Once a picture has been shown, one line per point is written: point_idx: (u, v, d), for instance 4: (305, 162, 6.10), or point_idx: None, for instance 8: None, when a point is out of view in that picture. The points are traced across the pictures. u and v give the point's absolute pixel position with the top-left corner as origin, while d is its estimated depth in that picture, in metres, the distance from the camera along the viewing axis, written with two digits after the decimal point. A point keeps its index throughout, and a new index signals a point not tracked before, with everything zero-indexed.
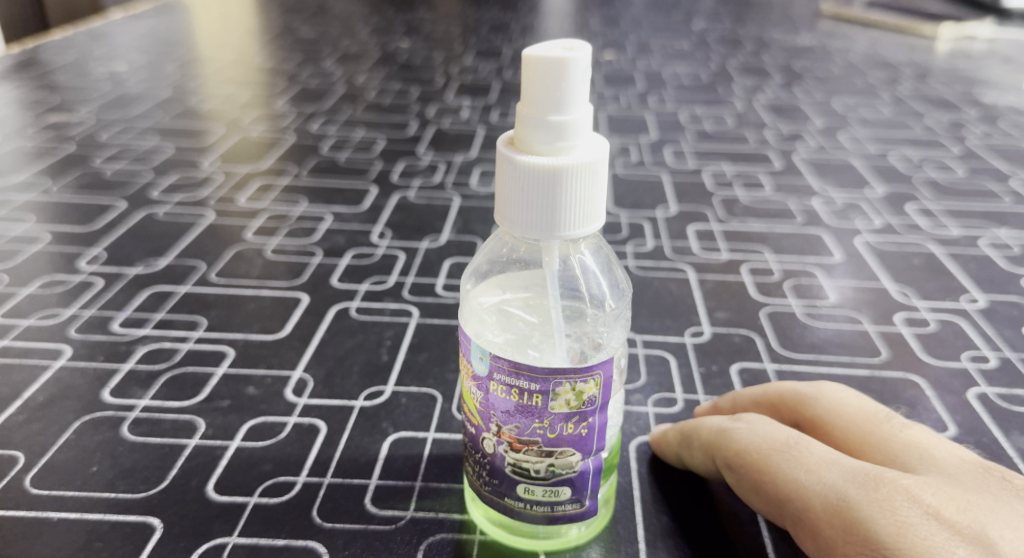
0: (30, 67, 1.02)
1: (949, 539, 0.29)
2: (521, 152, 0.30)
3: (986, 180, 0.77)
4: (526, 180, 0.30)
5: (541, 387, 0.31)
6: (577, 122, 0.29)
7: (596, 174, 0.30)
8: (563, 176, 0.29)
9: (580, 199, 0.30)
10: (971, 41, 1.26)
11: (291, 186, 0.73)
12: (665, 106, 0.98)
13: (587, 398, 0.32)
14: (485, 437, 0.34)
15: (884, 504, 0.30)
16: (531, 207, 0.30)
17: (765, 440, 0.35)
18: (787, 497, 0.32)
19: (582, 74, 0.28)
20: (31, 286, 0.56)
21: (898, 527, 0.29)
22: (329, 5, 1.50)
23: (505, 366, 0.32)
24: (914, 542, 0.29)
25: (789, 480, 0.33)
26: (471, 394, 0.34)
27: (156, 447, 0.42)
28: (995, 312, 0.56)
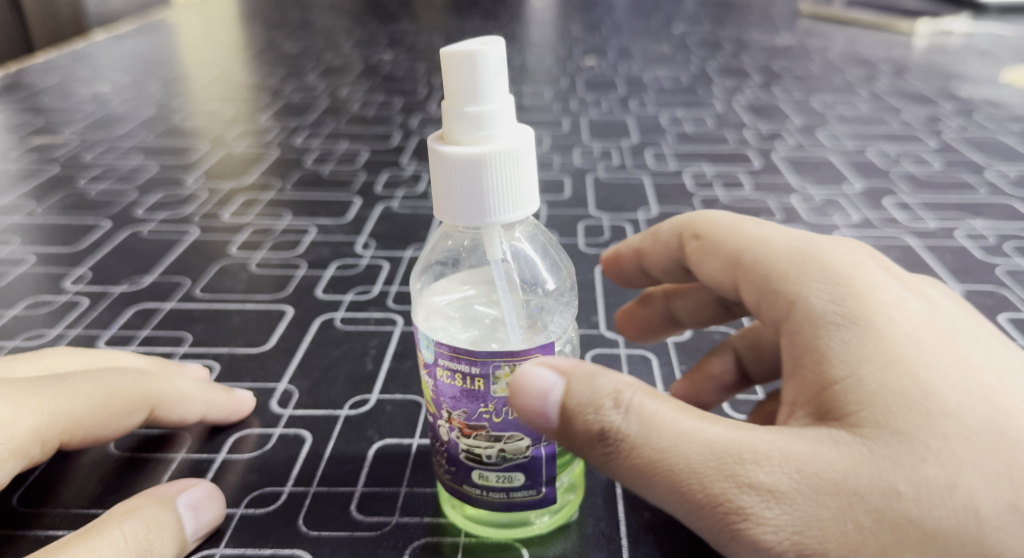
0: (15, 90, 1.02)
1: (891, 286, 0.32)
2: (445, 146, 0.31)
3: (962, 173, 0.78)
4: (454, 170, 0.30)
5: (481, 369, 0.32)
6: (495, 111, 0.30)
7: (519, 160, 0.31)
8: (486, 163, 0.30)
9: (504, 185, 0.31)
10: (948, 35, 1.27)
11: (275, 200, 0.73)
12: (646, 109, 0.99)
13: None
14: (440, 424, 0.35)
15: (837, 249, 0.34)
16: (461, 197, 0.31)
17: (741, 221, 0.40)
18: (748, 247, 0.38)
19: (496, 65, 0.29)
20: (17, 307, 0.56)
21: (843, 263, 0.33)
22: (312, 20, 1.51)
23: (446, 351, 0.32)
24: (860, 273, 0.32)
25: (754, 238, 0.38)
26: (425, 384, 0.35)
27: (144, 461, 0.43)
28: (970, 301, 0.57)
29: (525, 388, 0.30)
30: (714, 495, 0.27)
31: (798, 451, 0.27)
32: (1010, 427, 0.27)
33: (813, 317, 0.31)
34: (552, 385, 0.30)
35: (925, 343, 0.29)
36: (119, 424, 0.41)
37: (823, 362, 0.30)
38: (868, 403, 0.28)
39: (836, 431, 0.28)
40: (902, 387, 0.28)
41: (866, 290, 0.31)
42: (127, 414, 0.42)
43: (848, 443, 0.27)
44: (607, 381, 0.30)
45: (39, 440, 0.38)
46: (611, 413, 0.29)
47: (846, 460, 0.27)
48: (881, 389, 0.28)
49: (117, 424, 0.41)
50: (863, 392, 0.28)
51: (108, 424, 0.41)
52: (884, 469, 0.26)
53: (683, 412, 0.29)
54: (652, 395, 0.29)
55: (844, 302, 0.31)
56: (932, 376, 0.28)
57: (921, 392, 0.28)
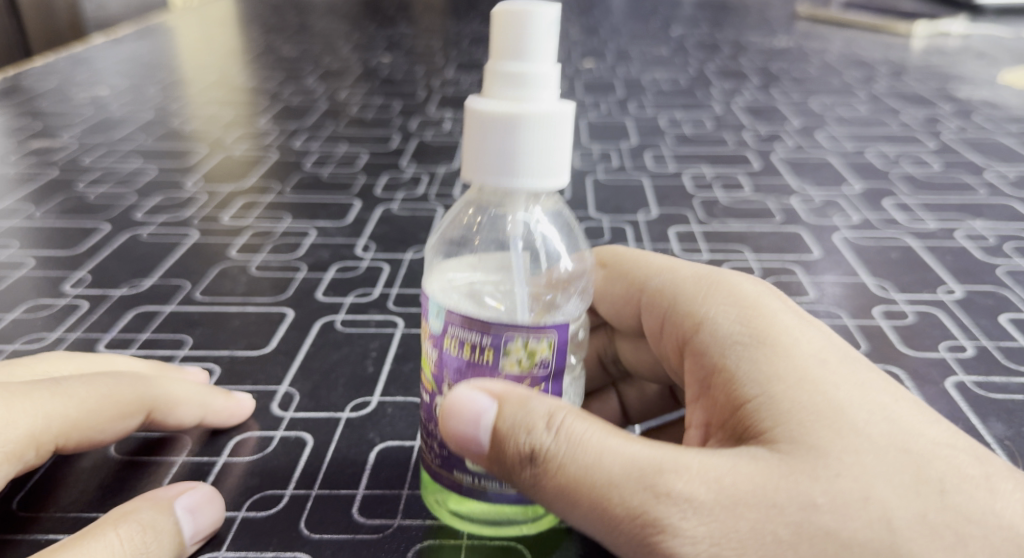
0: (13, 94, 1.02)
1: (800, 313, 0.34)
2: (483, 99, 0.31)
3: (962, 173, 0.78)
4: (488, 126, 0.30)
5: (493, 341, 0.31)
6: (542, 72, 0.30)
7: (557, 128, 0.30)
8: (522, 124, 0.30)
9: (538, 149, 0.30)
10: (945, 37, 1.28)
11: (274, 203, 0.73)
12: (645, 111, 0.99)
13: (540, 360, 0.32)
14: (438, 402, 0.34)
15: (742, 279, 0.36)
16: (495, 153, 0.30)
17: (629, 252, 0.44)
18: (653, 276, 0.40)
19: (547, 27, 0.29)
20: (16, 311, 0.56)
21: (743, 287, 0.35)
22: (310, 23, 1.51)
23: (457, 319, 0.32)
24: (765, 300, 0.34)
25: (661, 267, 0.41)
26: (427, 356, 0.34)
27: (145, 465, 0.43)
28: (972, 302, 0.57)
29: (461, 412, 0.30)
30: (635, 508, 0.27)
31: (718, 466, 0.28)
32: (909, 442, 0.28)
33: (721, 343, 0.33)
34: (486, 407, 0.30)
35: (832, 364, 0.31)
36: (115, 428, 0.41)
37: (733, 389, 0.31)
38: (780, 421, 0.29)
39: (754, 450, 0.28)
40: (813, 407, 0.29)
41: (772, 315, 0.33)
42: (125, 418, 0.41)
43: (763, 460, 0.28)
44: (540, 403, 0.30)
45: (34, 445, 0.37)
46: (541, 436, 0.29)
47: (763, 473, 0.27)
48: (791, 407, 0.29)
49: (115, 427, 0.41)
50: (776, 413, 0.29)
51: (106, 428, 0.41)
52: (800, 482, 0.27)
53: (606, 428, 0.29)
54: (583, 416, 0.29)
55: (751, 323, 0.33)
56: (839, 395, 0.29)
57: (830, 408, 0.29)
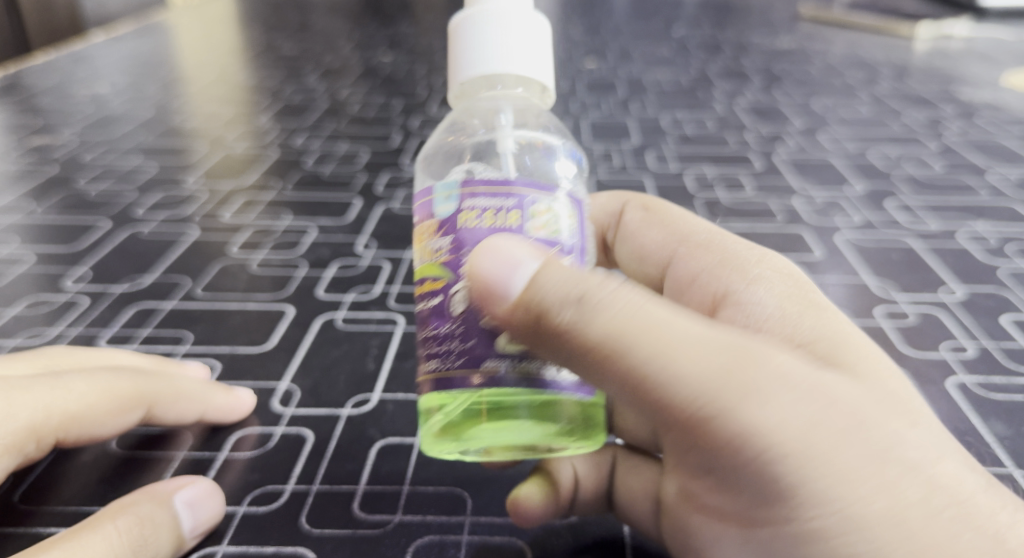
0: (13, 91, 1.02)
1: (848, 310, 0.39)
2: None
3: (964, 175, 0.78)
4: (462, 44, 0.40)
5: (519, 200, 0.34)
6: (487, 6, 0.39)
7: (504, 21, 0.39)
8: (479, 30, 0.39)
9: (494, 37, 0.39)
10: (948, 40, 1.27)
11: (275, 200, 0.73)
12: (647, 111, 0.99)
13: (561, 231, 0.35)
14: (455, 291, 0.34)
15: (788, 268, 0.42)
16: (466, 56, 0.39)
17: (671, 208, 0.48)
18: (698, 236, 0.45)
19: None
20: (17, 307, 0.56)
21: (794, 268, 0.41)
22: (312, 22, 1.51)
23: (478, 189, 0.34)
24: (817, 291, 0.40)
25: (711, 229, 0.45)
26: (434, 256, 0.35)
27: (144, 460, 0.43)
28: (973, 303, 0.57)
29: (499, 249, 0.32)
30: (721, 365, 0.29)
31: (807, 369, 0.30)
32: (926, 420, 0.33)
33: (785, 302, 0.38)
34: (530, 260, 0.32)
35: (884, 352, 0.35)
36: (114, 422, 0.41)
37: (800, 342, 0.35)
38: (844, 367, 0.33)
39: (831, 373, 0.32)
40: (872, 367, 0.34)
41: (827, 299, 0.39)
42: (122, 412, 0.41)
43: (840, 380, 0.31)
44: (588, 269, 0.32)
45: (34, 437, 0.38)
46: (602, 289, 0.31)
47: (840, 390, 0.30)
48: (853, 362, 0.34)
49: (113, 421, 0.41)
50: (840, 362, 0.34)
51: (104, 422, 0.41)
52: (873, 412, 0.30)
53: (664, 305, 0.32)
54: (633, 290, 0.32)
55: (804, 299, 0.38)
56: (883, 365, 0.34)
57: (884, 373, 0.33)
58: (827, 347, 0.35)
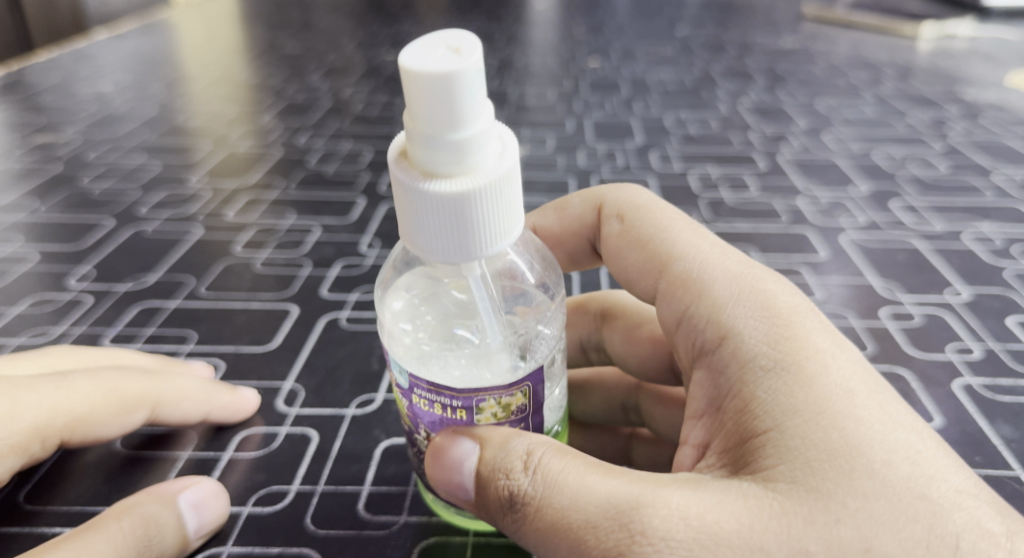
0: (16, 89, 1.02)
1: (828, 331, 0.34)
2: (414, 60, 0.27)
3: (969, 176, 0.78)
4: (431, 208, 0.30)
5: (464, 402, 0.33)
6: (478, 136, 0.29)
7: (504, 188, 0.31)
8: (473, 198, 0.30)
9: (491, 215, 0.31)
10: (952, 40, 1.27)
11: (279, 199, 0.73)
12: (650, 111, 0.99)
13: (516, 408, 0.34)
14: (418, 436, 0.37)
15: (774, 283, 0.36)
16: (441, 233, 0.31)
17: (653, 213, 0.42)
18: (677, 259, 0.39)
19: (471, 85, 0.27)
20: (21, 305, 0.56)
21: (776, 299, 0.35)
22: (314, 21, 1.51)
23: (425, 386, 0.33)
24: (799, 317, 0.34)
25: (688, 250, 0.39)
26: (400, 400, 0.36)
27: (149, 460, 0.42)
28: (979, 304, 0.56)
29: (443, 456, 0.34)
30: (613, 546, 0.29)
31: (701, 504, 0.30)
32: (931, 488, 0.29)
33: (743, 360, 0.34)
34: (469, 452, 0.34)
35: (859, 398, 0.31)
36: (119, 423, 0.41)
37: (748, 418, 0.32)
38: (784, 459, 0.30)
39: (749, 486, 0.30)
40: (829, 443, 0.30)
41: (804, 334, 0.34)
42: (127, 412, 0.41)
43: (757, 496, 0.30)
44: (521, 441, 0.33)
45: (38, 438, 0.38)
46: (521, 478, 0.32)
47: (749, 513, 0.29)
48: (802, 444, 0.30)
49: (118, 421, 0.41)
50: (788, 444, 0.31)
51: (109, 423, 0.41)
52: (794, 527, 0.28)
53: (593, 468, 0.32)
54: (560, 453, 0.33)
55: (779, 346, 0.33)
56: (858, 429, 0.30)
57: (848, 447, 0.30)
58: (785, 419, 0.31)
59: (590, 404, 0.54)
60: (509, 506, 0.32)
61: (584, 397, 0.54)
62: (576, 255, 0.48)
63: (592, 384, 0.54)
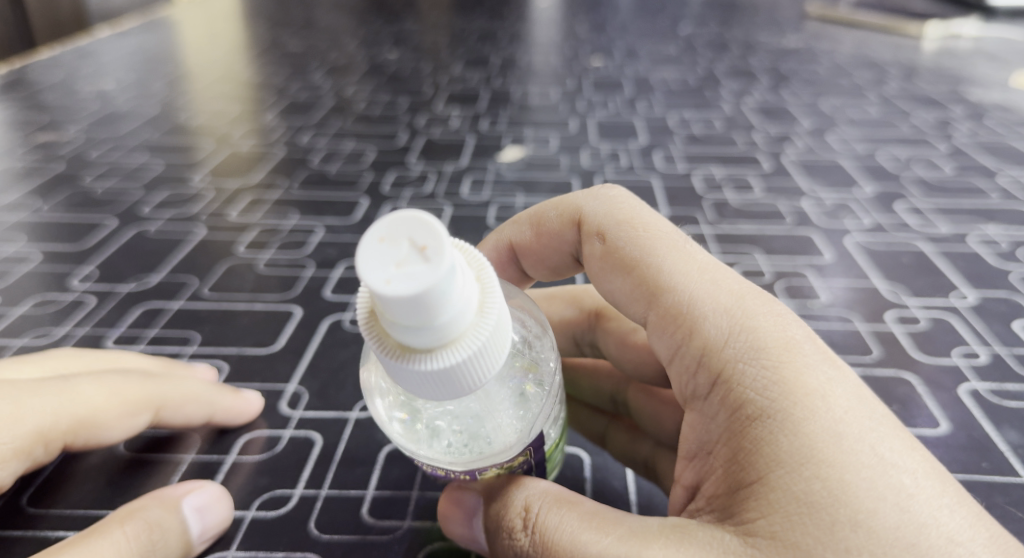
0: (19, 87, 1.02)
1: (821, 363, 0.33)
2: (379, 274, 0.25)
3: (974, 177, 0.77)
4: (420, 381, 0.29)
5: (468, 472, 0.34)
6: (456, 313, 0.27)
7: (491, 340, 0.29)
8: (463, 365, 0.28)
9: (483, 368, 0.29)
10: (956, 40, 1.26)
11: (281, 199, 0.73)
12: (654, 110, 0.99)
13: (516, 464, 0.35)
14: None
15: (765, 315, 0.34)
16: (434, 393, 0.30)
17: (640, 226, 0.39)
18: (665, 290, 0.36)
19: (442, 279, 0.26)
20: (24, 306, 0.56)
21: (764, 337, 0.33)
22: (317, 18, 1.51)
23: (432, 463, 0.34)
24: (789, 354, 0.33)
25: (677, 279, 0.36)
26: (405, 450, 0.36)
27: (154, 463, 0.42)
28: (985, 308, 0.56)
29: (454, 510, 0.37)
30: None
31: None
32: (921, 538, 0.28)
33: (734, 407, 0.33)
34: (477, 505, 0.36)
35: (849, 442, 0.30)
36: (123, 426, 0.41)
37: (738, 468, 0.32)
38: (766, 514, 0.30)
39: (732, 540, 0.30)
40: (812, 495, 0.29)
41: (794, 375, 0.32)
42: (131, 416, 0.41)
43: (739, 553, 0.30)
44: (521, 495, 0.35)
45: (42, 442, 0.38)
46: (521, 535, 0.33)
47: None
48: (786, 499, 0.30)
49: (121, 425, 0.41)
50: (772, 497, 0.30)
51: (113, 426, 0.41)
52: None
53: (586, 522, 0.33)
54: (557, 507, 0.34)
55: (768, 392, 0.32)
56: (844, 479, 0.29)
57: (831, 499, 0.29)
58: (770, 471, 0.31)
59: (580, 390, 0.55)
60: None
61: (578, 383, 0.55)
62: (561, 265, 0.46)
63: (584, 373, 0.54)
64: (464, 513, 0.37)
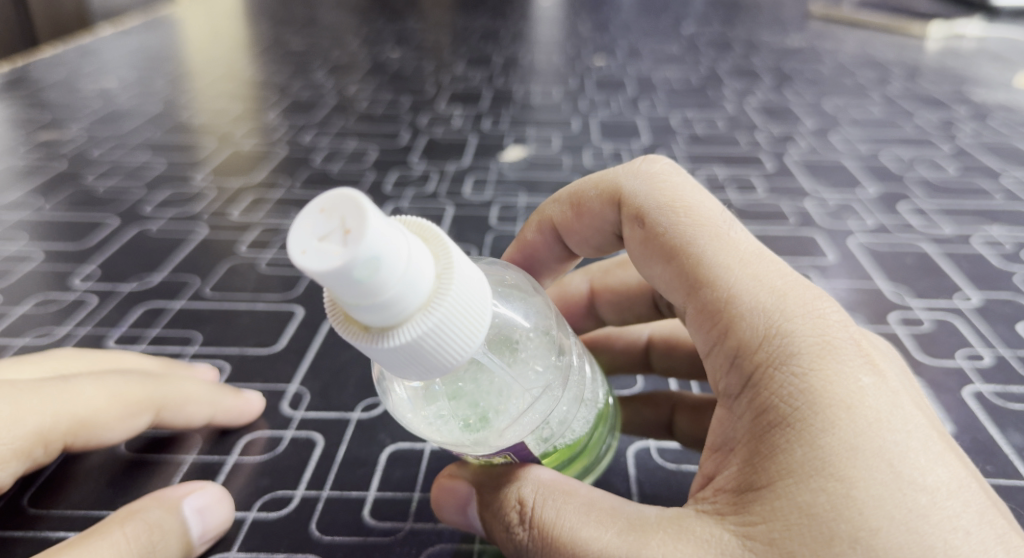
0: (21, 85, 1.02)
1: (855, 371, 0.31)
2: (307, 255, 0.24)
3: (978, 178, 0.77)
4: (374, 356, 0.29)
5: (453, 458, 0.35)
6: (399, 295, 0.26)
7: (441, 321, 0.28)
8: (411, 345, 0.28)
9: (437, 347, 0.29)
10: (960, 40, 1.26)
11: (283, 199, 0.73)
12: (656, 110, 0.98)
13: (501, 460, 0.35)
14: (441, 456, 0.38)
15: (804, 317, 0.33)
16: (394, 367, 0.29)
17: (685, 212, 0.38)
18: (703, 284, 0.36)
19: (370, 263, 0.24)
20: (26, 305, 0.56)
21: (797, 342, 0.32)
22: (318, 16, 1.51)
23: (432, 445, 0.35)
24: (822, 361, 0.31)
25: (718, 276, 0.35)
26: None
27: (155, 464, 0.42)
28: (989, 310, 0.56)
29: (450, 495, 0.37)
30: None
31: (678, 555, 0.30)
32: None
33: (759, 409, 0.32)
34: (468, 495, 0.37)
35: (866, 458, 0.29)
36: (123, 426, 0.41)
37: (751, 469, 0.32)
38: (768, 519, 0.30)
39: (727, 537, 0.30)
40: (815, 507, 0.29)
41: (821, 382, 0.31)
42: (131, 416, 0.41)
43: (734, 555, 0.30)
44: (514, 488, 0.34)
45: (42, 442, 0.38)
46: (518, 529, 0.34)
47: None
48: (789, 508, 0.29)
49: (121, 425, 0.41)
50: (777, 504, 0.30)
51: (113, 427, 0.41)
52: None
53: (586, 515, 0.33)
54: (554, 500, 0.33)
55: (791, 399, 0.31)
56: (852, 495, 0.29)
57: (834, 513, 0.28)
58: (780, 479, 0.30)
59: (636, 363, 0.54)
60: (511, 549, 0.34)
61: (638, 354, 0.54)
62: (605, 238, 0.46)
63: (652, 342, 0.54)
64: (457, 503, 0.37)
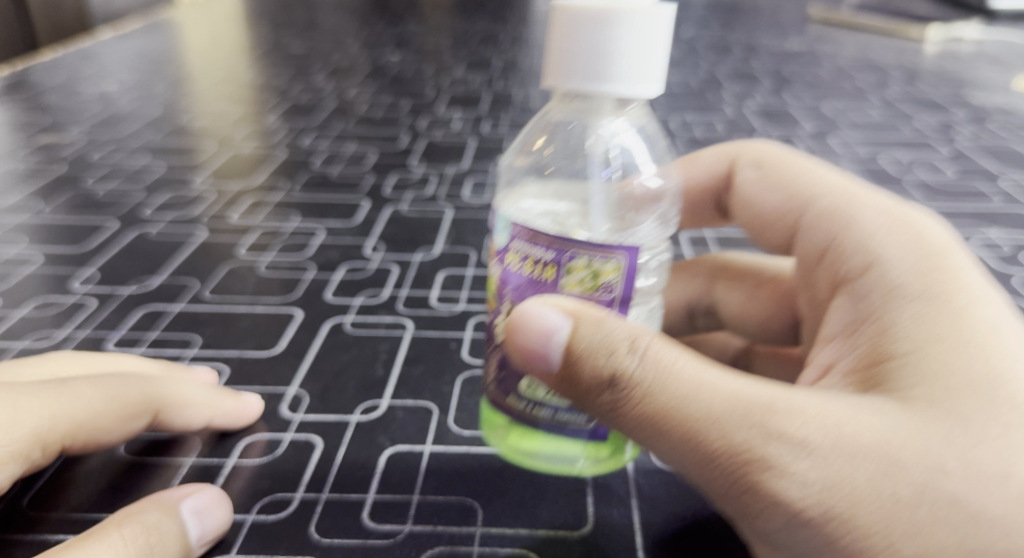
0: (21, 89, 1.02)
1: (976, 271, 0.36)
2: None
3: (976, 181, 0.77)
4: (577, 24, 0.37)
5: (556, 257, 0.34)
6: None
7: (642, 24, 0.36)
8: (614, 20, 0.36)
9: (625, 47, 0.36)
10: (958, 43, 1.26)
11: (283, 202, 0.73)
12: (655, 113, 0.98)
13: (604, 283, 0.34)
14: (499, 319, 0.38)
15: (925, 221, 0.39)
16: (585, 51, 0.37)
17: (780, 155, 0.50)
18: (826, 197, 0.44)
19: None
20: (25, 308, 0.56)
21: (929, 235, 0.37)
22: (319, 20, 1.51)
23: (522, 234, 0.35)
24: (947, 253, 0.36)
25: (829, 191, 0.45)
26: (493, 278, 0.38)
27: (154, 466, 0.43)
28: None
29: (533, 325, 0.33)
30: (738, 444, 0.30)
31: (835, 415, 0.31)
32: None
33: (888, 288, 0.36)
34: (558, 324, 0.32)
35: (999, 331, 0.33)
36: (123, 428, 0.41)
37: (883, 343, 0.34)
38: (921, 380, 0.31)
39: (883, 402, 0.31)
40: (967, 372, 0.31)
41: (950, 268, 0.35)
42: (131, 419, 0.41)
43: (886, 410, 0.31)
44: (620, 326, 0.32)
45: (40, 444, 0.38)
46: (626, 357, 0.31)
47: (882, 426, 0.30)
48: (942, 369, 0.32)
49: (120, 428, 0.41)
50: (924, 367, 0.32)
51: (112, 429, 0.41)
52: (931, 439, 0.30)
53: (713, 367, 0.32)
54: (669, 346, 0.32)
55: (926, 277, 0.35)
56: (990, 360, 0.32)
57: (982, 373, 0.31)
58: (926, 343, 0.33)
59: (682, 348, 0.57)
60: (616, 401, 0.32)
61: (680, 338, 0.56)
62: (712, 202, 0.56)
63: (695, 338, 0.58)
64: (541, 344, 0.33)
